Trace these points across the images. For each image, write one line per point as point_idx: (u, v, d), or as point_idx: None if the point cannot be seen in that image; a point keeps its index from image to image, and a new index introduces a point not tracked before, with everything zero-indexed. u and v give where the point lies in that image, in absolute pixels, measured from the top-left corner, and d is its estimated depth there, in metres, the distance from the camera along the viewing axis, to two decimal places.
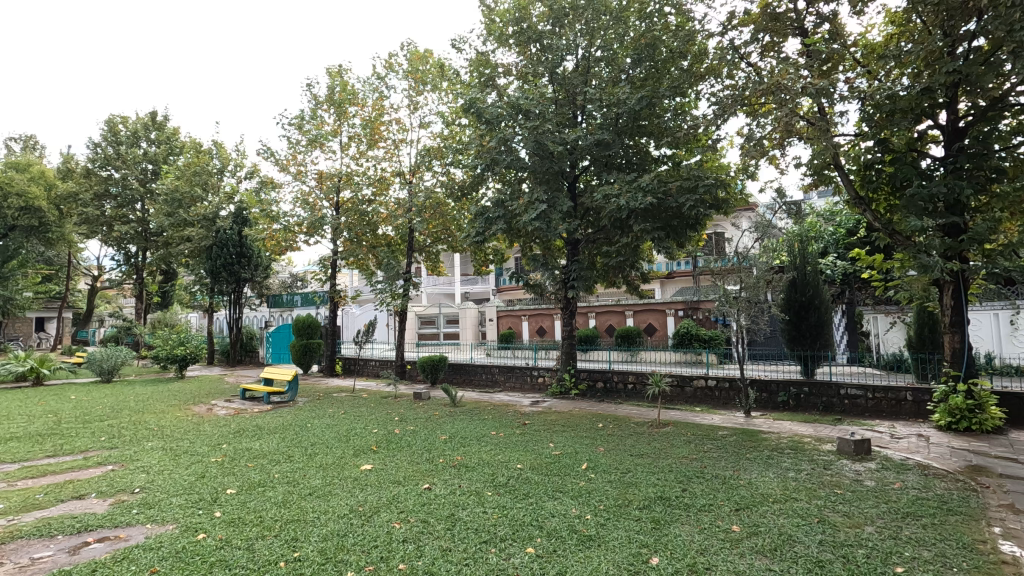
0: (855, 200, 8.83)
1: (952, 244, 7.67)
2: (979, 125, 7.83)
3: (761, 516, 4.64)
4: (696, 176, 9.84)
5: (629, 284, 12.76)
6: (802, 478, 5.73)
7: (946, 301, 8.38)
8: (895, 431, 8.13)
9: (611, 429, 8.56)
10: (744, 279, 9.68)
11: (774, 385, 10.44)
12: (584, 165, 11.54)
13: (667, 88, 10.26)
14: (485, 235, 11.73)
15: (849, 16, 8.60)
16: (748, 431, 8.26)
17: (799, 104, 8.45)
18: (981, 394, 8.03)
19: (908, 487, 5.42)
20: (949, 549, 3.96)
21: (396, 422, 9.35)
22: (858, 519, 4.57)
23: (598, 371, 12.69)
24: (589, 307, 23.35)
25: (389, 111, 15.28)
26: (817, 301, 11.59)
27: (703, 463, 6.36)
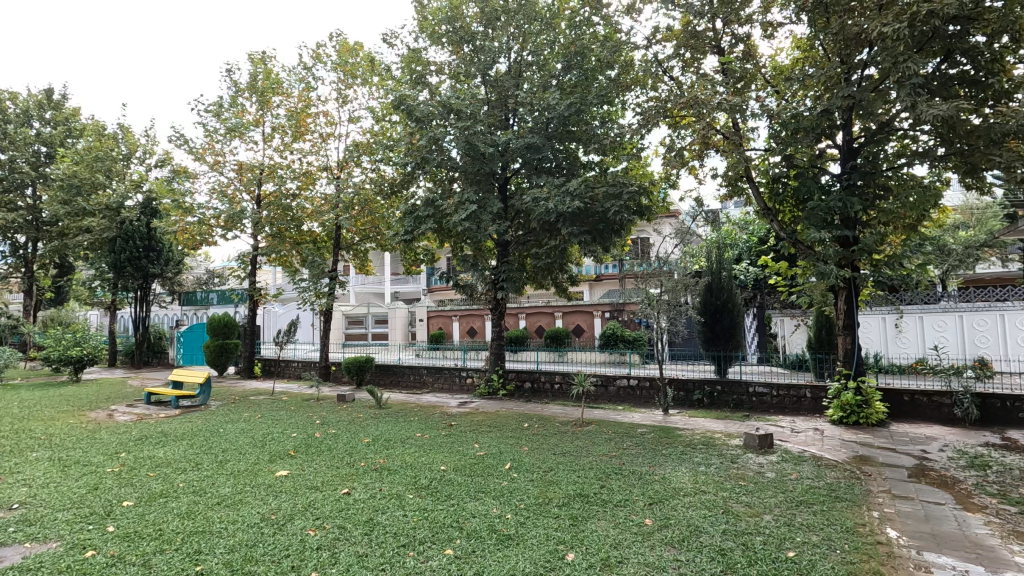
0: (764, 211, 9.49)
1: (846, 254, 8.40)
2: (869, 146, 8.62)
3: (672, 510, 4.86)
4: (621, 183, 10.20)
5: (557, 286, 13.01)
6: (711, 472, 6.07)
7: (840, 306, 9.09)
8: (795, 425, 8.80)
9: (535, 428, 8.68)
10: (665, 282, 10.14)
11: (691, 384, 10.99)
12: (515, 168, 11.63)
13: (595, 96, 10.57)
14: (414, 234, 11.57)
15: (760, 38, 9.21)
16: (665, 428, 8.65)
17: (716, 118, 8.96)
18: (869, 390, 8.84)
19: (803, 477, 5.88)
20: (835, 533, 4.33)
21: (317, 426, 9.02)
22: (758, 509, 4.90)
23: (525, 372, 12.86)
24: (520, 308, 23.59)
25: (317, 104, 14.71)
26: (731, 304, 12.31)
27: (621, 460, 6.60)
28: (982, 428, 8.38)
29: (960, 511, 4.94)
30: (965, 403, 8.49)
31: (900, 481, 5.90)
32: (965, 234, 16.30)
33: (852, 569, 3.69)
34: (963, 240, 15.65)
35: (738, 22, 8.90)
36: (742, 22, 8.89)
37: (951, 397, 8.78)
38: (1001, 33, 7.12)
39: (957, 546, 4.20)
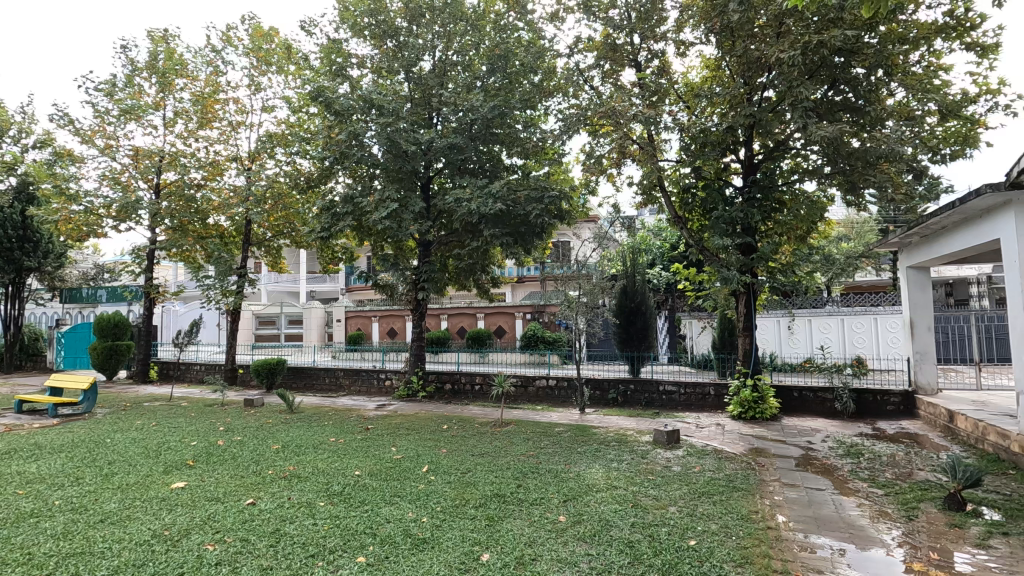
0: (675, 219, 10.05)
1: (746, 261, 9.05)
2: (767, 162, 9.35)
3: (585, 505, 5.01)
4: (543, 187, 10.41)
5: (479, 287, 13.05)
6: (623, 468, 6.32)
7: (741, 309, 9.79)
8: (700, 421, 9.37)
9: (454, 430, 8.64)
10: (583, 285, 10.45)
11: (606, 383, 11.38)
12: (438, 168, 11.52)
13: (519, 101, 10.72)
14: (332, 231, 11.14)
15: (674, 56, 9.74)
16: (580, 426, 8.91)
17: (632, 129, 9.36)
18: (764, 387, 9.59)
19: (705, 470, 6.28)
20: (732, 520, 4.65)
21: (221, 433, 8.45)
22: (663, 501, 5.16)
23: (445, 373, 12.76)
24: (442, 309, 23.36)
25: (226, 89, 13.81)
26: (645, 307, 12.90)
27: (539, 459, 6.71)
28: (857, 420, 9.30)
29: (837, 496, 5.47)
30: (844, 398, 9.40)
31: (788, 469, 6.45)
32: (846, 245, 18.09)
33: (745, 553, 3.97)
34: (845, 251, 17.39)
35: (654, 39, 9.36)
36: (657, 39, 9.36)
37: (832, 392, 9.67)
38: (876, 67, 8.00)
39: (834, 527, 4.64)
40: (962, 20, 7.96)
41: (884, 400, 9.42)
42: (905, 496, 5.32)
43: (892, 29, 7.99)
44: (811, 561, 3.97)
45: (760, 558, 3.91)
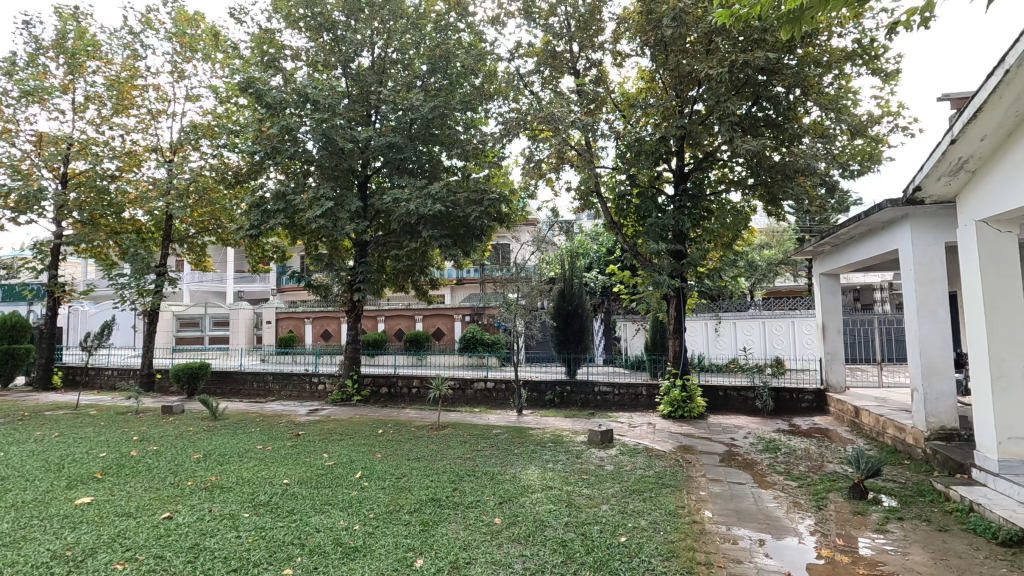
0: (610, 225, 10.35)
1: (677, 267, 9.45)
2: (697, 172, 9.81)
3: (520, 507, 5.05)
4: (482, 190, 10.43)
5: (417, 289, 12.89)
6: (558, 468, 6.43)
7: (671, 313, 10.20)
8: (632, 421, 9.68)
9: (390, 434, 8.49)
10: (522, 288, 10.56)
11: (544, 385, 11.52)
12: (376, 167, 11.30)
13: (459, 102, 10.69)
14: (261, 229, 10.65)
15: (611, 65, 10.04)
16: (518, 427, 8.98)
17: (570, 135, 9.55)
18: (692, 387, 10.03)
19: (636, 467, 6.49)
20: (660, 516, 4.84)
21: (135, 443, 7.87)
22: (597, 500, 5.29)
23: (382, 376, 12.51)
24: (379, 310, 22.80)
25: (145, 75, 12.92)
26: (581, 310, 13.17)
27: (475, 462, 6.71)
28: (776, 416, 9.93)
29: (756, 489, 5.81)
30: (764, 396, 9.99)
31: (713, 465, 6.78)
32: (768, 252, 19.25)
33: (672, 547, 4.14)
34: (766, 258, 18.51)
35: (592, 49, 9.61)
36: (595, 49, 9.61)
37: (754, 391, 10.26)
38: (794, 87, 8.58)
39: (753, 519, 4.92)
40: (867, 48, 8.70)
41: (798, 397, 10.14)
42: (816, 487, 5.73)
43: (808, 52, 8.60)
44: (731, 551, 4.19)
45: (686, 551, 4.08)
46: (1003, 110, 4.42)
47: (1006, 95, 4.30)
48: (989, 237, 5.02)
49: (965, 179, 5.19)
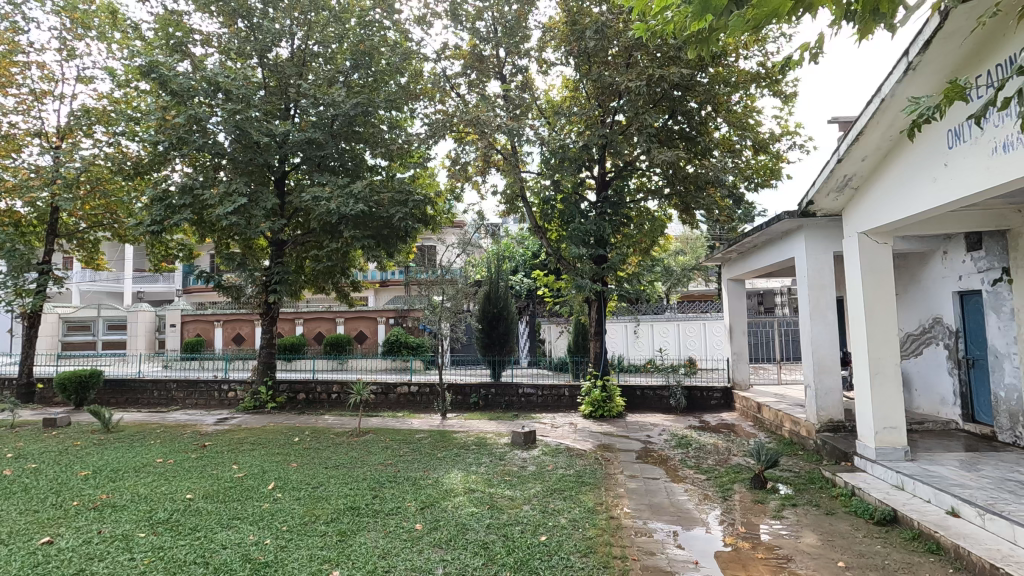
0: (535, 229, 10.52)
1: (598, 271, 9.76)
2: (617, 181, 10.22)
3: (442, 512, 5.00)
4: (407, 191, 10.26)
5: (338, 291, 12.47)
6: (481, 471, 6.43)
7: (593, 315, 10.52)
8: (555, 421, 9.88)
9: (307, 442, 8.14)
10: (447, 290, 10.50)
11: (468, 388, 11.46)
12: (294, 163, 10.82)
13: (384, 101, 10.47)
14: (165, 225, 9.88)
15: (536, 73, 10.23)
16: (441, 431, 8.90)
17: (496, 139, 9.64)
18: (611, 387, 10.39)
19: (558, 467, 6.63)
20: (580, 514, 4.96)
21: (8, 461, 7.02)
22: (519, 501, 5.34)
23: (299, 382, 11.97)
24: (297, 313, 21.79)
25: (28, 51, 11.61)
26: (506, 312, 13.28)
27: (397, 468, 6.58)
28: (688, 414, 10.49)
29: (669, 483, 6.11)
30: (678, 395, 10.52)
31: (630, 462, 7.06)
32: (683, 259, 20.34)
33: (590, 543, 4.26)
34: (681, 264, 19.56)
35: (519, 55, 9.75)
36: (522, 56, 9.76)
37: (668, 390, 10.81)
38: (706, 103, 9.14)
39: (666, 512, 5.18)
40: (769, 72, 9.44)
41: (708, 395, 10.76)
42: (722, 479, 6.12)
43: (718, 72, 9.18)
44: (645, 544, 4.38)
45: (603, 547, 4.21)
46: (880, 135, 4.93)
47: (883, 121, 4.79)
48: (869, 248, 5.59)
49: (850, 196, 5.75)
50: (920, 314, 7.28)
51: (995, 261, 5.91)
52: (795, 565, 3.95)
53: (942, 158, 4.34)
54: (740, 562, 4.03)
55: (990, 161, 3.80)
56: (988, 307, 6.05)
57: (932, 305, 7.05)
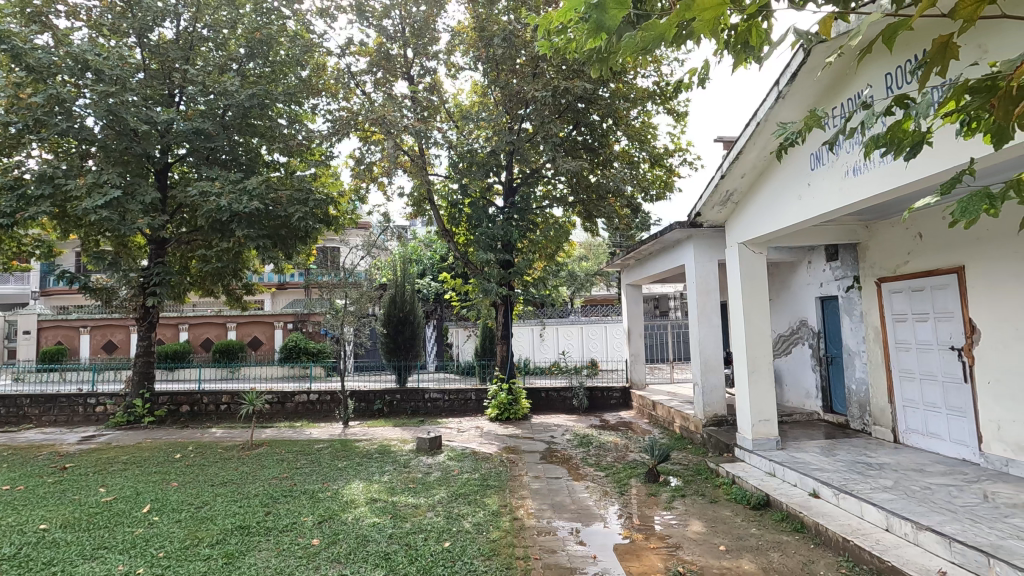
0: (442, 232, 10.46)
1: (505, 275, 9.89)
2: (523, 187, 10.46)
3: (341, 524, 4.79)
4: (307, 189, 9.78)
5: (229, 294, 11.64)
6: (385, 479, 6.27)
7: (500, 319, 10.66)
8: (461, 426, 9.86)
9: (191, 458, 7.49)
10: (350, 294, 10.15)
11: (372, 394, 11.08)
12: (179, 154, 9.95)
13: (282, 93, 9.89)
14: (16, 218, 8.65)
15: (445, 76, 10.20)
16: (342, 440, 8.56)
17: (403, 140, 9.49)
18: (517, 390, 10.56)
19: (463, 471, 6.62)
20: (484, 517, 4.99)
21: None
22: (423, 508, 5.26)
23: (183, 394, 10.97)
24: (181, 317, 19.95)
25: None
26: (413, 316, 13.04)
27: (293, 481, 6.23)
28: (589, 413, 10.92)
29: (571, 481, 6.32)
30: (580, 395, 10.93)
31: (534, 463, 7.21)
32: (586, 264, 21.18)
33: (493, 546, 4.29)
34: (585, 269, 20.39)
35: (427, 57, 9.68)
36: (430, 58, 9.69)
37: (571, 390, 11.19)
38: (607, 116, 9.59)
39: (567, 510, 5.34)
40: (664, 91, 10.10)
41: (608, 395, 11.29)
42: (619, 475, 6.43)
43: (618, 88, 9.69)
44: (547, 543, 4.49)
45: (506, 548, 4.26)
46: (757, 154, 5.43)
47: (758, 142, 5.29)
48: (747, 257, 6.15)
49: (731, 210, 6.29)
50: (789, 316, 8.13)
51: (848, 270, 6.73)
52: (682, 552, 4.23)
53: (807, 177, 4.86)
54: (635, 553, 4.24)
55: (844, 182, 4.30)
56: (843, 310, 6.87)
57: (799, 309, 7.88)
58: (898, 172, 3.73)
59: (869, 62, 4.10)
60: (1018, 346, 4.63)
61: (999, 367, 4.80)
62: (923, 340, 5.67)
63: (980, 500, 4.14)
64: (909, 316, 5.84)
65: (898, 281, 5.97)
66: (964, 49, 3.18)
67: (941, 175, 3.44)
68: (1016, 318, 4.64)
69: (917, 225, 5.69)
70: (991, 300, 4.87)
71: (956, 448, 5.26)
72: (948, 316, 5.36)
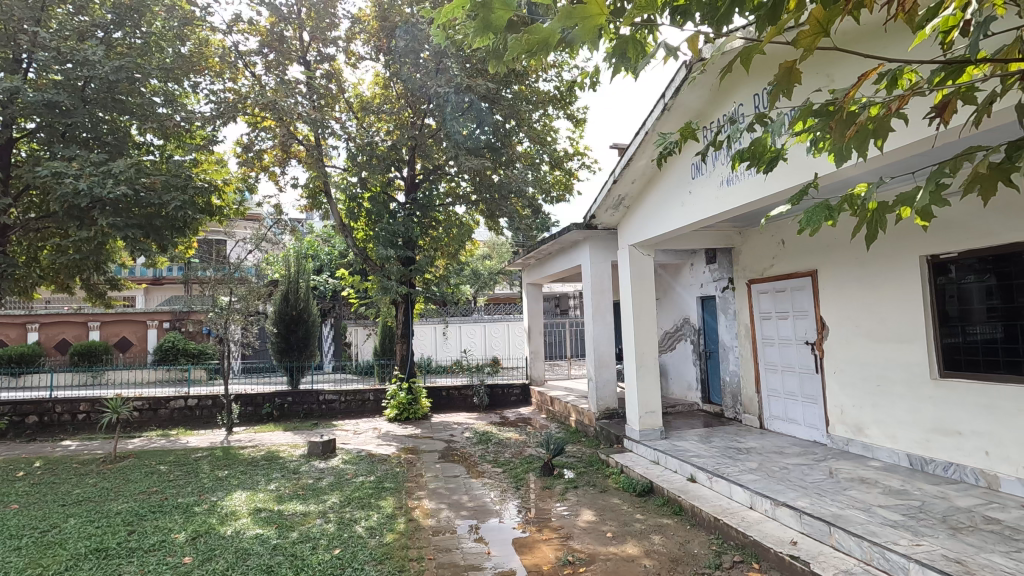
0: (339, 226, 10.08)
1: (406, 273, 9.69)
2: (426, 184, 10.41)
3: (219, 539, 4.43)
4: (186, 176, 8.95)
5: (89, 289, 10.37)
6: (272, 487, 5.89)
7: (400, 317, 10.55)
8: (357, 428, 9.53)
9: (37, 476, 6.57)
10: (236, 290, 9.42)
11: (260, 397, 10.38)
12: (27, 129, 8.69)
13: (156, 67, 8.86)
14: None
15: (344, 65, 9.85)
16: (224, 448, 7.94)
17: (297, 127, 9.00)
18: (417, 390, 10.41)
19: (357, 474, 6.40)
20: (378, 520, 4.86)
21: None
22: (312, 515, 5.01)
23: (29, 403, 9.61)
24: (30, 315, 17.46)
25: None
26: (307, 315, 12.40)
27: (164, 495, 5.68)
28: (489, 411, 11.02)
29: (469, 479, 6.34)
30: (480, 393, 11.00)
31: (431, 462, 7.14)
32: (490, 263, 21.40)
33: (386, 550, 4.19)
34: (489, 268, 20.58)
35: (325, 43, 9.25)
36: (328, 44, 9.27)
37: (472, 389, 11.23)
38: (510, 117, 9.74)
39: (464, 508, 5.35)
40: (564, 95, 10.45)
41: (509, 392, 11.46)
42: (516, 470, 6.55)
43: (521, 90, 9.91)
44: (441, 542, 4.45)
45: (399, 551, 4.18)
46: (645, 161, 5.75)
47: (646, 151, 5.60)
48: (637, 258, 6.51)
49: (623, 213, 6.63)
50: (674, 315, 8.73)
51: (724, 272, 7.35)
52: (573, 541, 4.38)
53: (689, 186, 5.22)
54: (529, 546, 4.33)
55: (719, 191, 4.68)
56: (719, 309, 7.49)
57: (682, 308, 8.49)
58: (761, 183, 4.13)
59: (743, 81, 4.46)
60: (857, 341, 5.31)
61: (842, 360, 5.48)
62: (784, 336, 6.33)
63: (825, 476, 4.70)
64: (773, 314, 6.50)
65: (765, 283, 6.62)
66: (812, 76, 3.58)
67: (796, 188, 3.85)
68: (855, 316, 5.33)
69: (779, 232, 6.36)
70: (837, 301, 5.55)
71: (809, 431, 5.93)
72: (804, 314, 6.03)
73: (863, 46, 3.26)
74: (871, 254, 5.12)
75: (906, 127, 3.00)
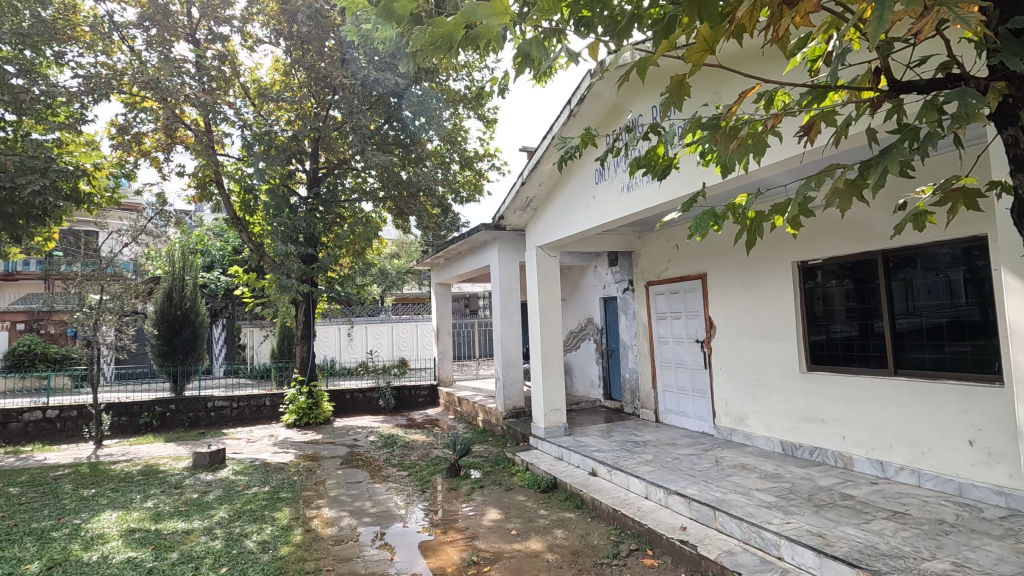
0: (232, 219, 9.43)
1: (307, 271, 9.22)
2: (329, 178, 9.97)
3: (81, 567, 3.94)
4: (47, 157, 7.89)
5: None
6: (148, 505, 5.34)
7: (300, 317, 10.03)
8: (251, 435, 8.92)
9: None
10: (108, 287, 8.43)
11: (136, 406, 9.36)
12: None
13: (8, 31, 7.71)
14: None
15: (239, 47, 9.18)
16: (91, 464, 7.09)
17: (183, 110, 8.27)
18: (318, 393, 9.94)
19: (249, 486, 5.98)
20: (271, 533, 4.56)
21: None
22: (196, 533, 4.60)
23: None
24: None
25: None
26: (195, 314, 11.43)
27: (13, 521, 4.95)
28: (395, 413, 10.79)
29: (372, 484, 6.14)
30: (386, 395, 10.71)
31: (332, 469, 6.83)
32: (398, 262, 20.94)
33: (280, 564, 3.95)
34: (396, 267, 20.12)
35: (217, 21, 8.57)
36: (221, 23, 8.59)
37: (377, 391, 10.92)
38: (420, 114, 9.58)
39: (366, 514, 5.17)
40: (474, 95, 10.45)
41: (416, 393, 11.28)
42: (421, 473, 6.44)
43: (431, 87, 9.77)
44: (341, 551, 4.27)
45: (295, 564, 3.96)
46: (551, 165, 5.89)
47: (552, 154, 5.73)
48: (543, 259, 6.65)
49: (530, 215, 6.75)
50: (578, 315, 9.02)
51: (624, 274, 7.71)
52: (478, 541, 4.39)
53: (592, 191, 5.42)
54: (433, 548, 4.28)
55: (620, 196, 4.90)
56: (620, 309, 7.84)
57: (586, 308, 8.79)
58: (657, 190, 4.37)
59: (642, 93, 4.69)
60: (740, 338, 5.79)
61: (728, 356, 5.94)
62: (678, 334, 6.76)
63: (711, 464, 5.08)
64: (668, 314, 6.92)
65: (661, 284, 7.03)
66: (701, 92, 3.86)
67: (688, 196, 4.11)
68: (738, 316, 5.80)
69: (674, 237, 6.77)
70: (724, 302, 6.01)
71: (698, 422, 6.39)
72: (695, 314, 6.47)
73: (746, 68, 3.56)
74: (752, 259, 5.60)
75: (780, 144, 3.31)
